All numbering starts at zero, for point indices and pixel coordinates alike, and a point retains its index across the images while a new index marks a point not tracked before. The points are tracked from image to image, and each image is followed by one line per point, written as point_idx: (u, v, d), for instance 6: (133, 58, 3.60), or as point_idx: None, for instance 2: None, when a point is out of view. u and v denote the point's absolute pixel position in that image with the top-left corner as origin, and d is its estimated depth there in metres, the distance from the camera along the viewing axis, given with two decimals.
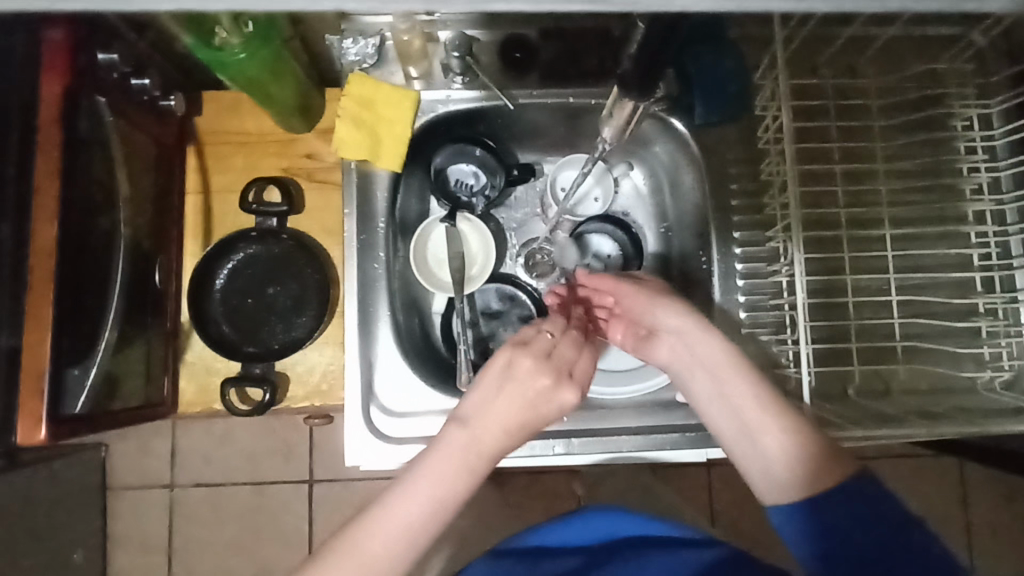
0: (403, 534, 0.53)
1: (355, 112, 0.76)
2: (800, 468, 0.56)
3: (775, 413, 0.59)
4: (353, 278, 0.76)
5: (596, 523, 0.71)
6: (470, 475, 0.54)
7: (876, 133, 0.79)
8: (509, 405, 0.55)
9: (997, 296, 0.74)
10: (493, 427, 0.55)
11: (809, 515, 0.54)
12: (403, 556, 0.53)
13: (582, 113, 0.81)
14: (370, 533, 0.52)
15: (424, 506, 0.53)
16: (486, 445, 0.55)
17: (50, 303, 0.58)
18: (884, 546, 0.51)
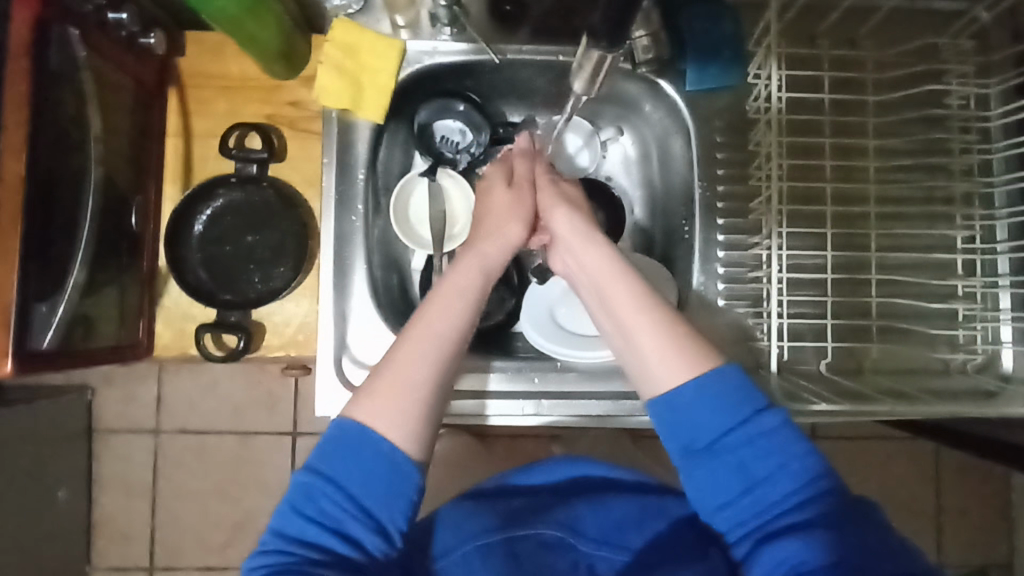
0: (431, 349, 0.57)
1: (339, 60, 0.74)
2: (671, 363, 0.56)
3: (660, 317, 0.57)
4: (330, 230, 0.75)
5: (570, 469, 0.70)
6: (471, 286, 0.61)
7: (871, 108, 0.77)
8: (497, 220, 0.66)
9: (977, 280, 0.74)
10: (486, 241, 0.64)
11: (690, 411, 0.55)
12: (434, 364, 0.57)
13: (569, 73, 0.79)
14: (395, 357, 0.57)
15: (444, 317, 0.59)
16: (483, 250, 0.64)
17: (18, 238, 0.58)
18: (755, 431, 0.53)
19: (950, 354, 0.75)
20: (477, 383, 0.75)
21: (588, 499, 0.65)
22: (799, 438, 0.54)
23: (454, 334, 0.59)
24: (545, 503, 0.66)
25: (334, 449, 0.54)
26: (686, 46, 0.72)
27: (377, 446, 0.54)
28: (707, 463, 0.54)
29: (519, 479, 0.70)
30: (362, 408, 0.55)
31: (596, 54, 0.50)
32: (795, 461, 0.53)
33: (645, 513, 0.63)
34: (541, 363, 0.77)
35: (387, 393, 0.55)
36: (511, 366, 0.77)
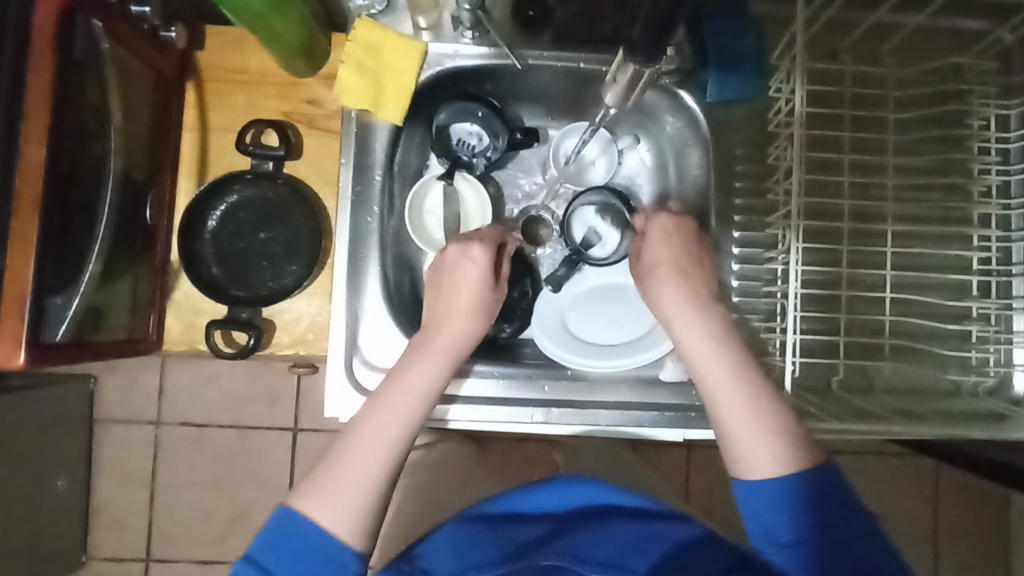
0: (376, 456, 0.59)
1: (360, 59, 0.74)
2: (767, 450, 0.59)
3: (766, 412, 0.60)
4: (346, 229, 0.75)
5: (572, 491, 0.69)
6: (428, 378, 0.63)
7: (891, 125, 0.77)
8: (459, 322, 0.67)
9: (991, 301, 0.73)
10: (443, 342, 0.65)
11: (764, 505, 0.58)
12: (380, 469, 0.59)
13: (590, 81, 0.79)
14: (345, 458, 0.59)
15: (394, 425, 0.60)
16: (445, 346, 0.65)
17: (34, 228, 0.57)
18: (834, 517, 0.57)
19: (962, 376, 0.74)
20: (487, 389, 0.75)
21: (590, 528, 0.64)
22: (861, 518, 0.58)
23: (398, 441, 0.60)
24: (548, 533, 0.65)
25: (279, 537, 0.56)
26: (708, 60, 0.72)
27: (317, 540, 0.56)
28: (786, 556, 0.57)
29: (522, 503, 0.70)
30: (309, 499, 0.57)
31: (632, 67, 0.55)
32: (861, 543, 0.57)
33: (647, 539, 0.63)
34: (551, 371, 0.77)
35: (332, 491, 0.57)
36: (498, 371, 0.76)
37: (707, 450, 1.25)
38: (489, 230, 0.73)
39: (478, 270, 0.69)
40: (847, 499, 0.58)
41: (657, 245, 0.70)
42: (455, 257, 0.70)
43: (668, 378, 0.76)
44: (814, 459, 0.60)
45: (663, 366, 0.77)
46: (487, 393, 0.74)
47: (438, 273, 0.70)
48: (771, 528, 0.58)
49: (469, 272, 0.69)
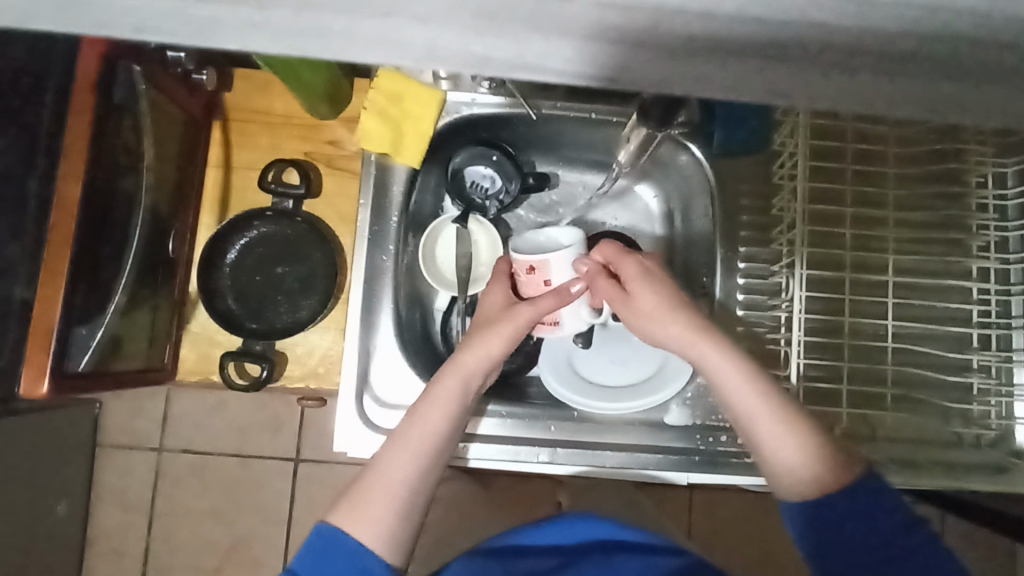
0: (413, 467, 0.59)
1: (382, 106, 0.76)
2: (811, 452, 0.56)
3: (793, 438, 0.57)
4: (361, 267, 0.77)
5: (576, 527, 0.69)
6: (471, 375, 0.63)
7: (891, 180, 0.79)
8: (500, 329, 0.64)
9: (991, 354, 0.74)
10: (479, 349, 0.63)
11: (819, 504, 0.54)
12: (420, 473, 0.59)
13: (601, 130, 0.82)
14: (381, 471, 0.58)
15: (430, 435, 0.60)
16: (484, 346, 0.64)
17: (66, 261, 0.60)
18: (881, 551, 0.53)
19: (964, 428, 0.75)
20: (494, 429, 0.76)
21: (597, 562, 0.65)
22: (888, 518, 0.53)
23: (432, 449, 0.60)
24: (556, 566, 0.65)
25: (315, 555, 0.56)
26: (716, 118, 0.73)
27: (352, 556, 0.55)
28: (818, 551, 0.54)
29: (528, 537, 0.69)
30: (344, 515, 0.57)
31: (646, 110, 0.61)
32: (895, 546, 0.53)
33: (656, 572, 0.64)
34: (558, 411, 0.78)
35: (372, 508, 0.57)
36: (506, 410, 0.77)
37: (710, 491, 1.25)
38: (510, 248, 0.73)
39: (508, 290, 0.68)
40: (877, 501, 0.53)
41: (641, 290, 0.62)
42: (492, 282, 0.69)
43: (674, 421, 0.78)
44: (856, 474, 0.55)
45: (669, 411, 0.78)
46: (494, 432, 0.75)
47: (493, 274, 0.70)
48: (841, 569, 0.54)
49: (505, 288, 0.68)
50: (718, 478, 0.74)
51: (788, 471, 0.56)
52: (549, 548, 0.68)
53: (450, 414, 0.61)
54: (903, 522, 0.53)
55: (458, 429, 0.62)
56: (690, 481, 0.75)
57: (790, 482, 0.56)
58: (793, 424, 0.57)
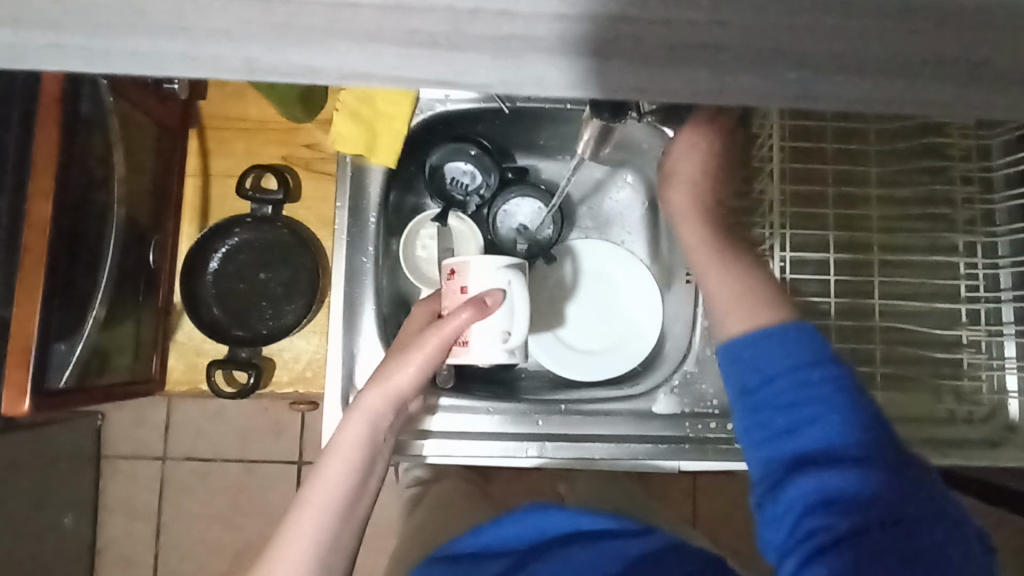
0: (309, 527, 0.60)
1: (355, 107, 0.74)
2: (750, 304, 0.52)
3: (729, 285, 0.54)
4: (342, 269, 0.77)
5: (529, 521, 0.69)
6: (366, 427, 0.65)
7: (873, 157, 0.78)
8: (380, 381, 0.66)
9: (981, 329, 0.73)
10: (373, 398, 0.65)
11: (768, 355, 0.48)
12: (328, 534, 0.60)
13: (571, 119, 0.81)
14: (280, 539, 0.60)
15: (325, 496, 0.61)
16: (382, 395, 0.66)
17: (41, 279, 0.60)
18: (840, 432, 0.45)
19: (955, 405, 0.74)
20: (480, 425, 0.76)
21: (548, 556, 0.64)
22: (845, 402, 0.46)
23: (326, 506, 0.61)
24: (507, 567, 0.64)
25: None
26: None
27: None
28: (758, 420, 0.48)
29: (483, 539, 0.69)
30: None
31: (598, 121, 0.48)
32: (854, 425, 0.45)
33: (602, 559, 0.61)
34: (546, 404, 0.77)
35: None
36: (492, 406, 0.76)
37: (712, 476, 1.25)
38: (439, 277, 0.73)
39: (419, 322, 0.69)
40: (839, 377, 0.47)
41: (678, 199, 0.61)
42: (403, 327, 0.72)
43: (661, 412, 0.77)
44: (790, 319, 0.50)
45: (656, 399, 0.78)
46: (480, 429, 0.75)
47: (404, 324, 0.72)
48: (785, 422, 0.47)
49: (407, 329, 0.69)
50: (708, 465, 0.74)
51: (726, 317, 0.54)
52: (505, 548, 0.67)
53: (349, 469, 0.63)
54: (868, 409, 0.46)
55: (362, 483, 0.64)
56: (681, 469, 0.75)
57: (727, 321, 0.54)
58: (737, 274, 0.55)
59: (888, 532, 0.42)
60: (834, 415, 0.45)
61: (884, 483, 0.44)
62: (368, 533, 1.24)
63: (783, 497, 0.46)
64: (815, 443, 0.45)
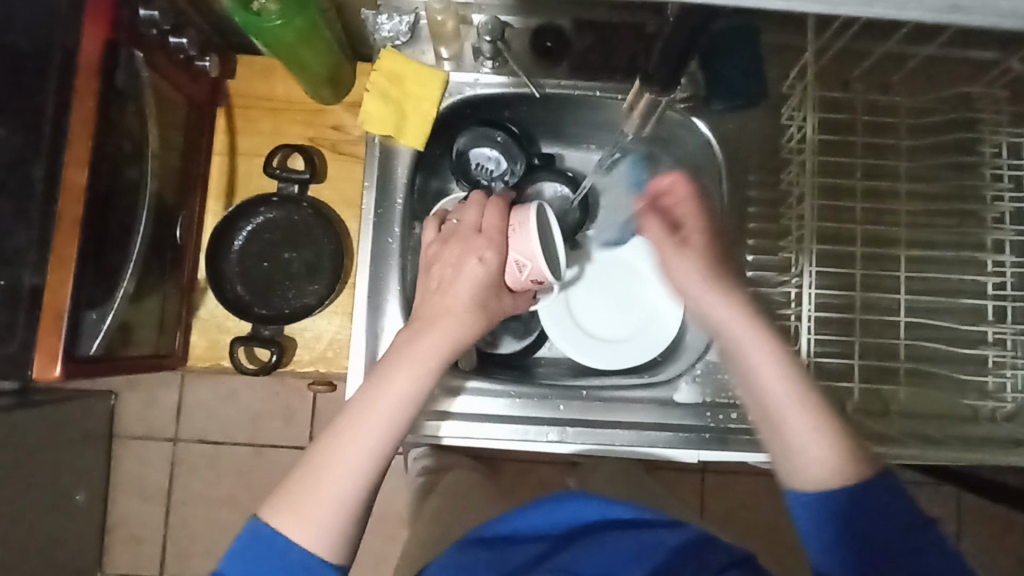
0: (353, 468, 0.55)
1: (384, 88, 0.76)
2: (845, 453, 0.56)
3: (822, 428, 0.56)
4: (367, 250, 0.77)
5: (565, 507, 0.64)
6: (426, 366, 0.57)
7: (903, 152, 0.78)
8: (447, 326, 0.58)
9: (1008, 326, 0.73)
10: (437, 337, 0.58)
11: (812, 465, 0.56)
12: (370, 474, 0.55)
13: (600, 108, 0.81)
14: (316, 471, 0.54)
15: (374, 435, 0.55)
16: (445, 329, 0.58)
17: (74, 248, 0.60)
18: (874, 488, 0.55)
19: (979, 402, 0.73)
20: (501, 408, 0.76)
21: (584, 544, 0.60)
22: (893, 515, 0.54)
23: (375, 451, 0.55)
24: (541, 553, 0.60)
25: (247, 550, 0.53)
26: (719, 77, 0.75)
27: (294, 559, 0.52)
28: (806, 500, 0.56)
29: (516, 523, 0.64)
30: (279, 514, 0.54)
31: (647, 97, 0.48)
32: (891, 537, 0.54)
33: (641, 551, 0.58)
34: (566, 390, 0.77)
35: (308, 513, 0.53)
36: (514, 390, 0.77)
37: (722, 473, 1.25)
38: (474, 194, 0.65)
39: (487, 272, 0.60)
40: (886, 489, 0.55)
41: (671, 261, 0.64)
42: (447, 251, 0.62)
43: (682, 400, 0.78)
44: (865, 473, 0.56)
45: (677, 388, 0.78)
46: (501, 412, 0.75)
47: (459, 243, 0.62)
48: (865, 498, 0.55)
49: (474, 272, 0.60)
50: (728, 455, 0.73)
51: (815, 481, 0.56)
52: (538, 534, 0.63)
53: (401, 408, 0.56)
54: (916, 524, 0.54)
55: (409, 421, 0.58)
56: (699, 459, 0.75)
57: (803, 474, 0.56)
58: (790, 364, 0.58)
59: None
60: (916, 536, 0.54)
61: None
62: (378, 520, 1.24)
63: None
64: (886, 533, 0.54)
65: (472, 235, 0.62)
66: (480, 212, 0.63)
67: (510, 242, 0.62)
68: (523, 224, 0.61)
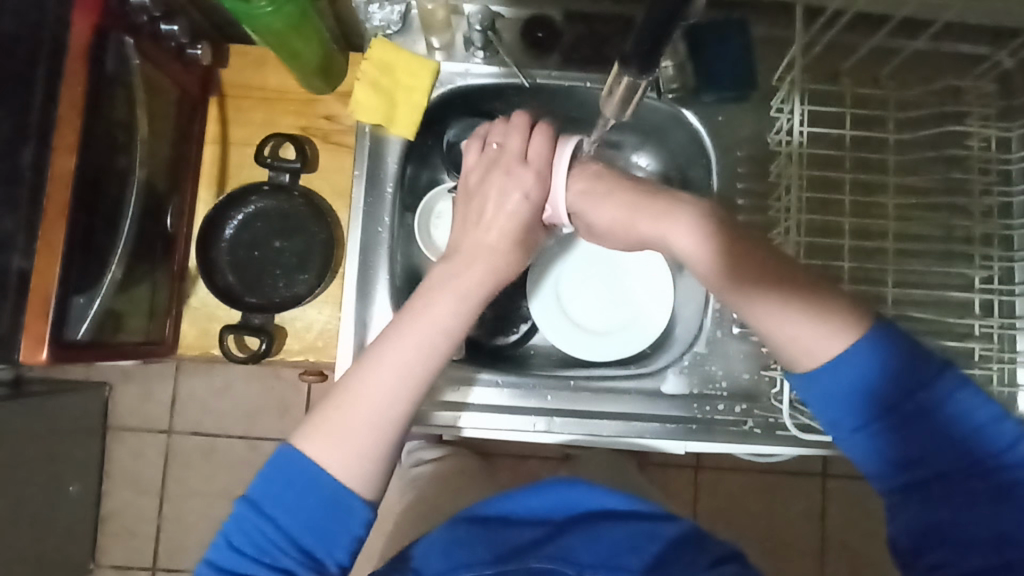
0: (393, 389, 0.54)
1: (375, 77, 0.76)
2: (830, 325, 0.52)
3: (799, 300, 0.53)
4: (357, 238, 0.78)
5: (560, 493, 0.63)
6: (465, 298, 0.58)
7: (892, 146, 0.78)
8: (490, 254, 0.60)
9: (995, 320, 0.73)
10: (481, 268, 0.59)
11: (838, 393, 0.52)
12: (404, 403, 0.55)
13: (590, 99, 0.81)
14: (354, 390, 0.54)
15: (411, 362, 0.55)
16: (494, 262, 0.60)
17: (62, 231, 0.61)
18: (902, 406, 0.50)
19: None
20: (489, 397, 0.76)
21: (581, 532, 0.59)
22: (944, 431, 0.50)
23: (413, 377, 0.55)
24: (539, 537, 0.60)
25: (278, 480, 0.52)
26: (709, 68, 0.76)
27: (323, 485, 0.52)
28: (856, 442, 0.52)
29: (514, 505, 0.63)
30: (313, 439, 0.53)
31: (626, 81, 0.48)
32: (953, 448, 0.50)
33: (639, 541, 0.58)
34: (554, 380, 0.77)
35: (343, 435, 0.53)
36: (502, 379, 0.77)
37: (714, 469, 1.25)
38: (519, 116, 0.64)
39: (530, 209, 0.62)
40: (928, 401, 0.50)
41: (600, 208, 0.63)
42: (486, 182, 0.63)
43: (669, 391, 0.77)
44: (862, 330, 0.52)
45: (665, 379, 0.78)
46: (490, 401, 0.75)
47: (496, 174, 0.62)
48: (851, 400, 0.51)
49: (519, 207, 0.61)
50: (715, 446, 0.74)
51: (808, 357, 0.53)
52: (537, 518, 0.62)
53: (444, 338, 0.57)
54: (979, 423, 0.50)
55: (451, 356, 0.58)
56: (687, 450, 0.75)
57: (806, 363, 0.53)
58: (742, 257, 0.56)
59: (970, 479, 0.49)
60: (921, 403, 0.50)
61: (957, 442, 0.50)
62: None
63: (898, 515, 0.52)
64: (878, 411, 0.51)
65: (515, 166, 0.62)
66: (522, 140, 0.63)
67: (550, 183, 0.63)
68: (563, 155, 0.63)
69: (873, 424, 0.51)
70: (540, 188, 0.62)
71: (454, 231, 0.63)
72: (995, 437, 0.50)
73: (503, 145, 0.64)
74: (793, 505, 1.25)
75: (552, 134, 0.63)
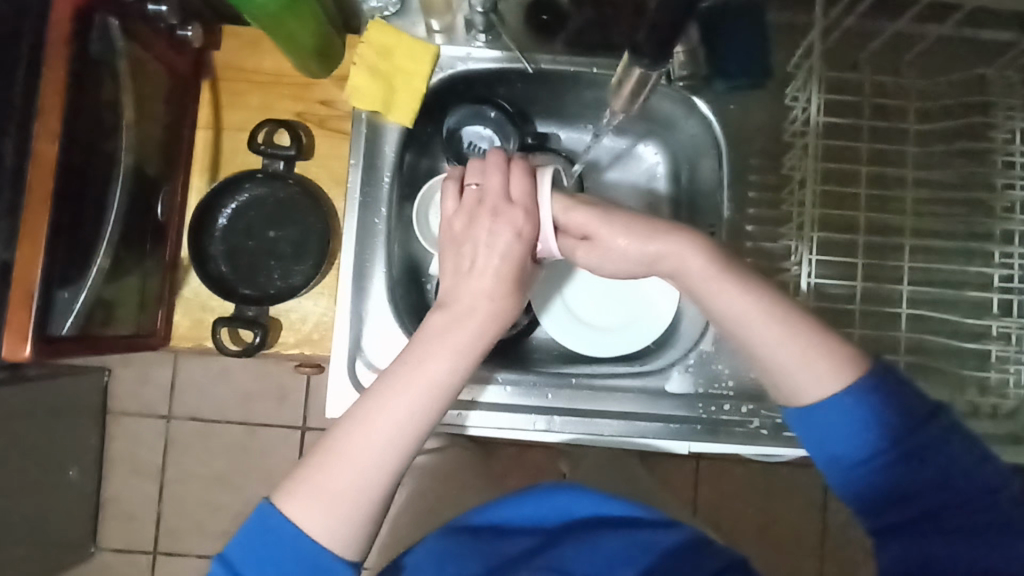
0: (378, 452, 0.53)
1: (373, 62, 0.74)
2: (827, 375, 0.54)
3: (797, 348, 0.54)
4: (353, 228, 0.75)
5: (555, 502, 0.61)
6: (452, 354, 0.55)
7: (911, 137, 0.75)
8: (481, 306, 0.55)
9: (1013, 321, 0.70)
10: (471, 322, 0.55)
11: (836, 425, 0.53)
12: (391, 465, 0.53)
13: (596, 85, 0.78)
14: (338, 453, 0.52)
15: (396, 425, 0.53)
16: (485, 316, 0.56)
17: (44, 222, 0.58)
18: (903, 444, 0.51)
19: (979, 398, 0.71)
20: (489, 394, 0.74)
21: (576, 540, 0.58)
22: (939, 466, 0.50)
23: (400, 438, 0.53)
24: (537, 547, 0.59)
25: (260, 536, 0.51)
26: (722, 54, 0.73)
27: (304, 548, 0.50)
28: (856, 476, 0.52)
29: (504, 513, 0.62)
30: (294, 502, 0.51)
31: (639, 71, 0.45)
32: (946, 488, 0.50)
33: (634, 553, 0.56)
34: (555, 378, 0.75)
35: (328, 497, 0.52)
36: (503, 376, 0.75)
37: (716, 464, 1.24)
38: (495, 152, 0.58)
39: (521, 250, 0.56)
40: (932, 439, 0.51)
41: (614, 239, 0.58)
42: (471, 227, 0.57)
43: (674, 390, 0.75)
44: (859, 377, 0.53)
45: (670, 378, 0.75)
46: (490, 398, 0.73)
47: (480, 214, 0.57)
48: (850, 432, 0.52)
49: (509, 251, 0.56)
50: (718, 447, 0.73)
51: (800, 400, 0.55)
52: (532, 526, 0.61)
53: (431, 396, 0.54)
54: (972, 460, 0.51)
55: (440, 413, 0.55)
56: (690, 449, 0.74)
57: (799, 401, 0.55)
58: (749, 287, 0.56)
59: (962, 518, 0.49)
60: (921, 440, 0.51)
61: (955, 482, 0.50)
62: None
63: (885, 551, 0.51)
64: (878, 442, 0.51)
65: (502, 206, 0.57)
66: (506, 176, 0.57)
67: (539, 220, 0.57)
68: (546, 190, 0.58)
69: (874, 459, 0.51)
70: (527, 227, 0.57)
71: (444, 278, 0.57)
72: (989, 477, 0.51)
73: (482, 184, 0.58)
74: (795, 500, 1.24)
75: (532, 168, 0.58)
